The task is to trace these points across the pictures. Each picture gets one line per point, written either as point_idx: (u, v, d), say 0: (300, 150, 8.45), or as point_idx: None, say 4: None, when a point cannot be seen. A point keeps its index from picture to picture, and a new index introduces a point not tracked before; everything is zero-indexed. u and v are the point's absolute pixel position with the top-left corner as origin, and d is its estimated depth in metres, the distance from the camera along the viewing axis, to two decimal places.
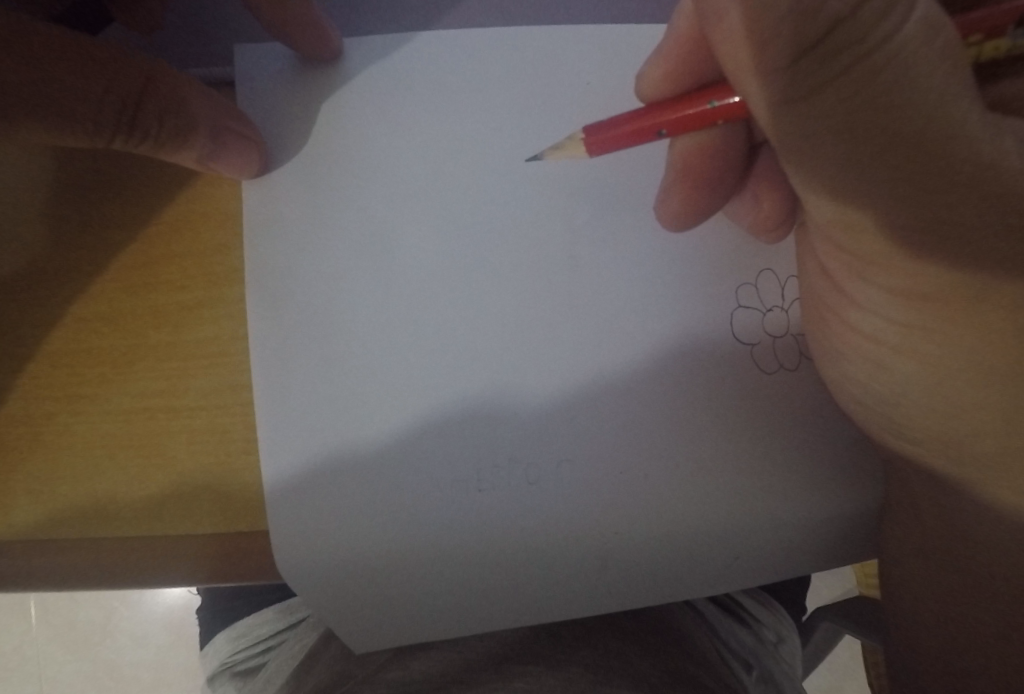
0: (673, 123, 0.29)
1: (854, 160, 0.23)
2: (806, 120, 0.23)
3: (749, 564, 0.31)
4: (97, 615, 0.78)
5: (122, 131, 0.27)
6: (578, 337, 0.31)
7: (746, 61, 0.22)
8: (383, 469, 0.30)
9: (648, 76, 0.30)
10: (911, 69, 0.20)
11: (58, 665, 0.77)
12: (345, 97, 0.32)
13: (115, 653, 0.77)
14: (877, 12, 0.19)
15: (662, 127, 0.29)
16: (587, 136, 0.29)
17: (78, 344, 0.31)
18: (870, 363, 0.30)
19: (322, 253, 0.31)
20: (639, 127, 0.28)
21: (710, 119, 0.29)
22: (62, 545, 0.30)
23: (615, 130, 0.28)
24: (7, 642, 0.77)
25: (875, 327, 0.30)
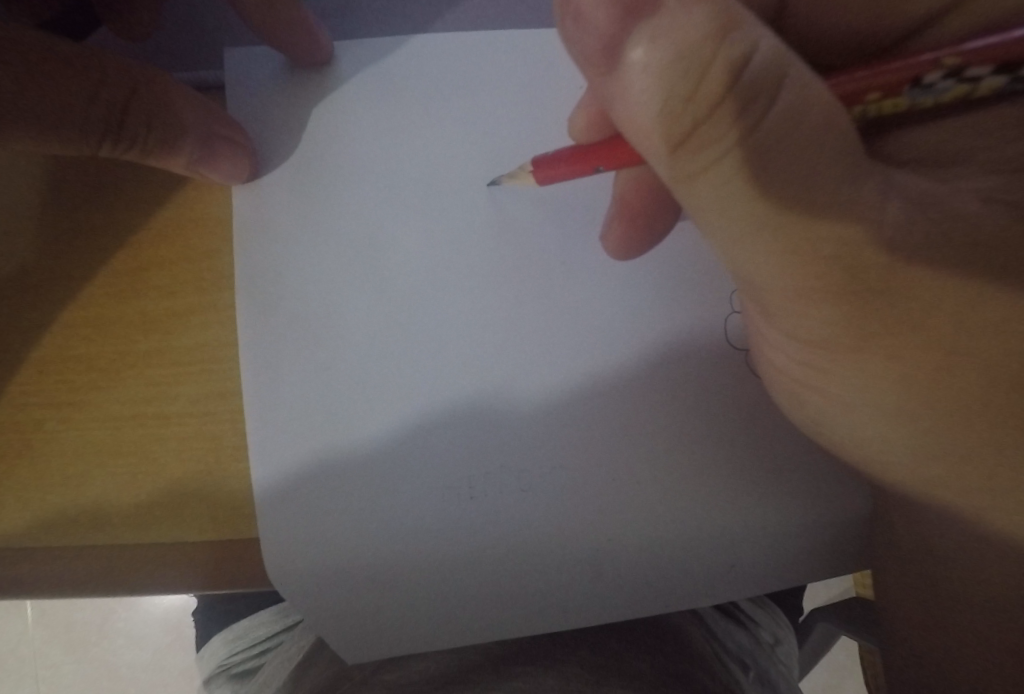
0: (612, 159, 0.28)
1: (748, 236, 0.22)
2: (698, 194, 0.22)
3: (742, 572, 0.31)
4: (94, 618, 0.77)
5: (109, 140, 0.27)
6: (571, 342, 0.31)
7: (638, 140, 0.22)
8: (371, 476, 0.30)
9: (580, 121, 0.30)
10: (794, 143, 0.20)
11: (57, 668, 0.76)
12: (335, 102, 0.32)
13: (114, 656, 0.76)
14: (745, 94, 0.19)
15: (600, 165, 0.28)
16: (534, 166, 0.29)
17: (67, 350, 0.31)
18: (801, 412, 0.29)
19: (312, 258, 0.31)
20: (577, 165, 0.29)
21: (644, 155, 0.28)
22: (51, 553, 0.30)
23: (558, 166, 0.29)
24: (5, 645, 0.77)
25: (790, 369, 0.28)
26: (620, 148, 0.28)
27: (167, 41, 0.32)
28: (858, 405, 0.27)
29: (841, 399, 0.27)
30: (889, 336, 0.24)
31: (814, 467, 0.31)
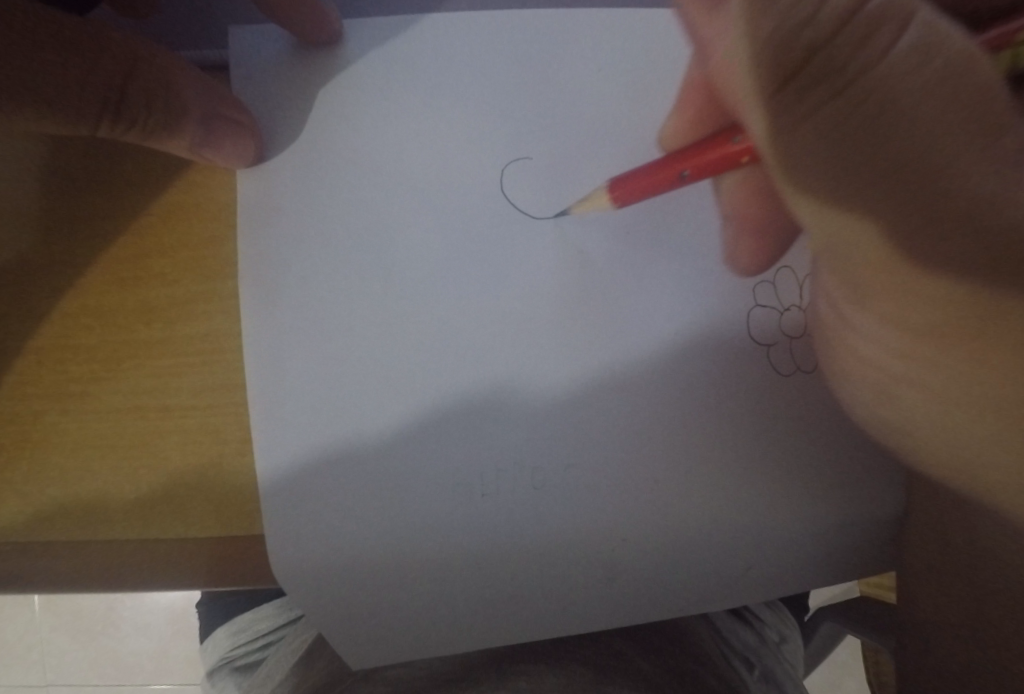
0: (699, 164, 0.29)
1: (842, 194, 0.21)
2: (795, 149, 0.21)
3: (762, 574, 0.30)
4: (100, 605, 0.77)
5: (107, 117, 0.26)
6: (590, 335, 0.30)
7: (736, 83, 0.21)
8: (381, 472, 0.29)
9: (668, 130, 0.31)
10: (905, 95, 0.18)
11: (64, 654, 0.76)
12: (345, 84, 0.31)
13: (119, 644, 0.76)
14: (860, 34, 0.17)
15: (685, 167, 0.29)
16: (611, 188, 0.29)
17: (66, 339, 0.30)
18: (880, 395, 0.28)
19: (320, 245, 0.30)
20: (658, 176, 0.29)
21: (736, 159, 0.29)
22: (49, 549, 0.29)
23: (636, 181, 0.29)
24: (12, 631, 0.77)
25: (877, 354, 0.27)
26: (708, 153, 0.28)
27: (170, 19, 0.31)
28: (940, 391, 0.25)
29: (923, 382, 0.26)
30: (984, 329, 0.22)
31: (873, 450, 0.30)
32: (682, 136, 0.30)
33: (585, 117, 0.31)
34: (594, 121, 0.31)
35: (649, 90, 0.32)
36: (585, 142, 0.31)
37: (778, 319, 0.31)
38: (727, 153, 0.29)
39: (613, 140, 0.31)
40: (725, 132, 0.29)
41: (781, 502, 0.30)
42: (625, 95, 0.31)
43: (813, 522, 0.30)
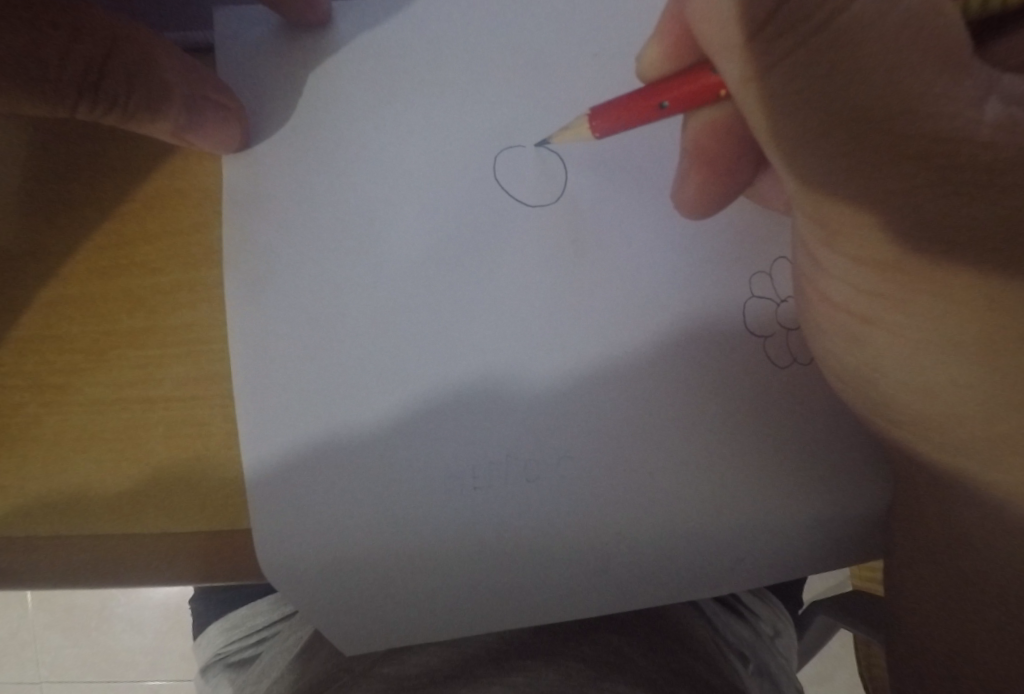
0: (676, 97, 0.28)
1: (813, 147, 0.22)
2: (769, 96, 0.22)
3: (756, 567, 0.30)
4: (94, 602, 0.76)
5: (87, 101, 0.25)
6: (583, 324, 0.29)
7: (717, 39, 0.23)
8: (369, 464, 0.28)
9: (647, 57, 0.28)
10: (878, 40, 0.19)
11: (59, 651, 0.76)
12: (334, 67, 0.30)
13: (115, 641, 0.75)
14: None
15: (664, 99, 0.28)
16: (592, 117, 0.28)
17: (47, 330, 0.29)
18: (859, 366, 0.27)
19: (308, 233, 0.29)
20: (635, 107, 0.28)
21: (713, 93, 0.28)
22: (32, 544, 0.28)
23: (613, 114, 0.28)
24: (6, 629, 0.76)
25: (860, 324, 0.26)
26: (687, 85, 0.28)
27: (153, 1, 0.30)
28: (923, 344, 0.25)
29: (897, 343, 0.26)
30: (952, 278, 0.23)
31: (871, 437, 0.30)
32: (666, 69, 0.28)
33: (578, 102, 0.30)
34: (587, 106, 0.30)
35: (645, 74, 0.31)
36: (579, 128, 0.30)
37: (776, 311, 0.31)
38: (705, 87, 0.28)
39: None
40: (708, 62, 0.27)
41: (775, 493, 0.29)
42: (620, 81, 0.31)
43: (808, 515, 0.30)
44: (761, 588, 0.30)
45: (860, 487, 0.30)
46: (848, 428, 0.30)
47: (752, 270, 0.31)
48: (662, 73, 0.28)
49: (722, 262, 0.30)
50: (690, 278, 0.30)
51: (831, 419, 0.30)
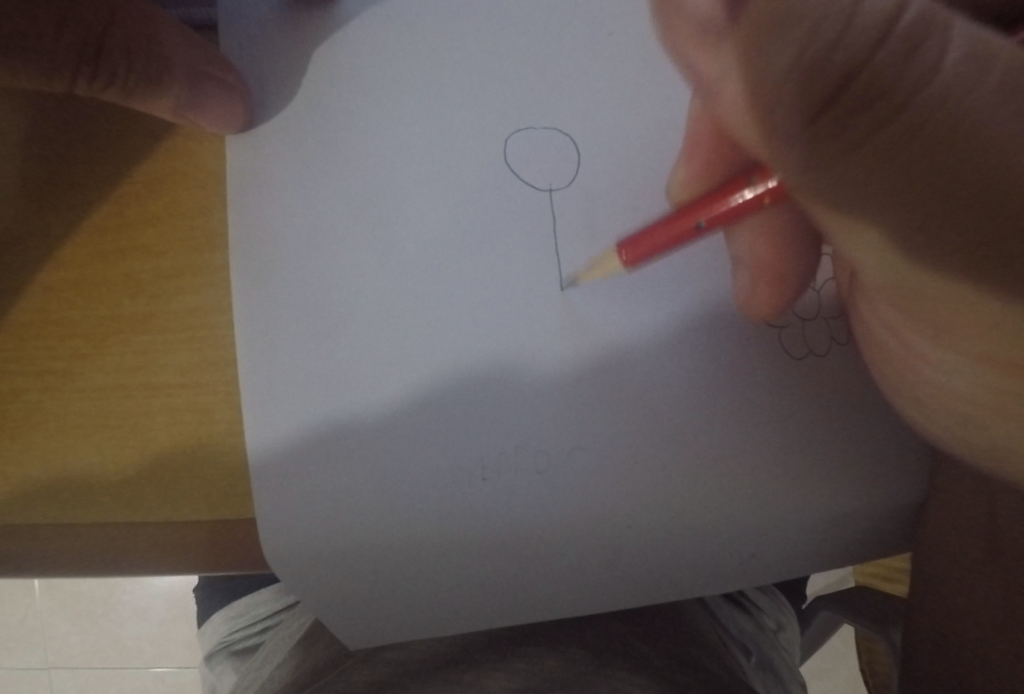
0: (711, 215, 0.27)
1: (881, 218, 0.18)
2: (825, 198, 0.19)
3: (771, 563, 0.29)
4: (101, 589, 0.76)
5: (85, 74, 0.24)
6: (596, 313, 0.28)
7: (759, 127, 0.18)
8: (374, 454, 0.27)
9: (677, 179, 0.28)
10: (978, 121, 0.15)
11: (65, 638, 0.76)
12: (340, 45, 0.29)
13: (120, 628, 0.75)
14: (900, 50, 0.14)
15: (700, 217, 0.27)
16: (624, 251, 0.27)
17: (47, 314, 0.28)
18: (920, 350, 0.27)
19: (313, 216, 0.28)
20: (673, 230, 0.27)
21: (755, 204, 0.27)
22: (34, 530, 0.28)
23: (648, 238, 0.27)
24: (14, 615, 0.77)
25: (951, 386, 0.26)
26: (722, 203, 0.27)
27: None
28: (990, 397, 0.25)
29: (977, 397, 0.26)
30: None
31: (890, 430, 0.29)
32: (692, 186, 0.27)
33: (590, 85, 0.29)
34: (600, 88, 0.29)
35: (661, 53, 0.30)
36: (592, 109, 0.29)
37: (793, 300, 0.30)
38: (740, 199, 0.27)
39: (622, 107, 0.29)
40: (738, 176, 0.27)
41: (791, 487, 0.29)
42: (634, 63, 0.30)
43: (825, 510, 0.29)
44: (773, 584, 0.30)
45: (879, 482, 0.29)
46: (864, 421, 0.29)
47: None
48: (692, 193, 0.28)
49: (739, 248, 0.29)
50: (706, 267, 0.29)
51: (849, 412, 0.29)
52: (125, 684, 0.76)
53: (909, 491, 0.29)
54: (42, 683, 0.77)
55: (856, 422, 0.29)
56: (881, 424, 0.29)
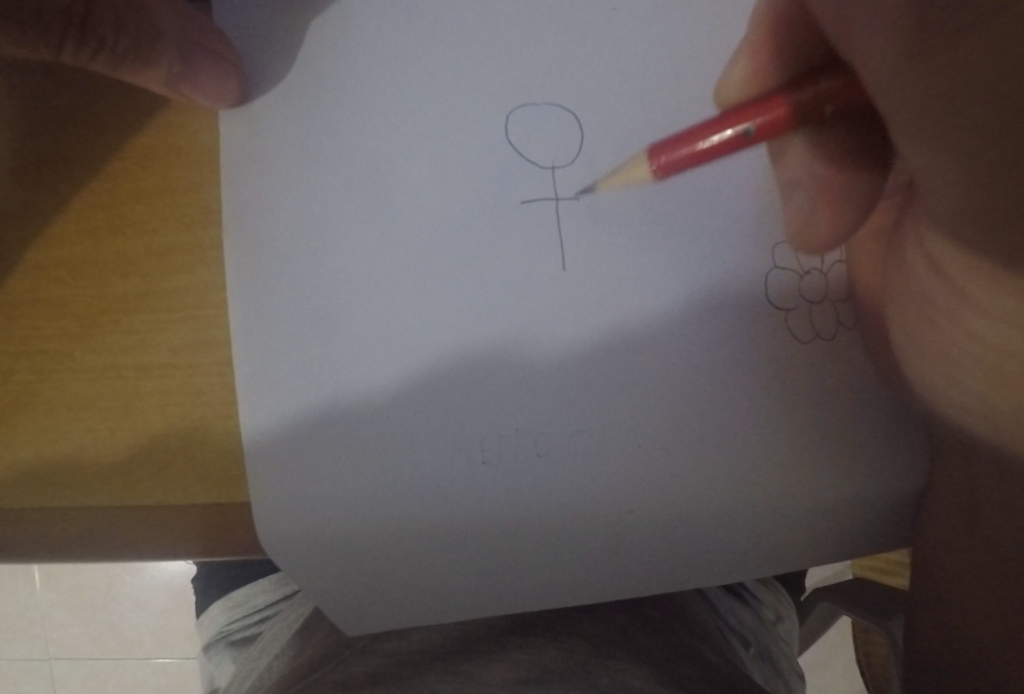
0: (766, 123, 0.26)
1: (921, 139, 0.19)
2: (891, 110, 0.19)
3: (774, 550, 0.29)
4: (100, 581, 0.76)
5: (71, 42, 0.23)
6: (600, 293, 0.28)
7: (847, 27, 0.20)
8: (372, 436, 0.27)
9: (731, 76, 0.27)
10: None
11: (66, 629, 0.76)
12: (337, 18, 0.28)
13: (120, 618, 0.75)
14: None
15: (750, 123, 0.27)
16: (657, 154, 0.27)
17: (37, 293, 0.28)
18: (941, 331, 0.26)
19: (310, 193, 0.27)
20: (715, 139, 0.27)
21: (814, 111, 0.26)
22: (25, 514, 0.27)
23: (683, 143, 0.27)
24: (14, 606, 0.76)
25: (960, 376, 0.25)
26: (779, 110, 0.26)
27: None
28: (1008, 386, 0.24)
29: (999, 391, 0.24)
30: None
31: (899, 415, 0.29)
32: (749, 86, 0.27)
33: (594, 60, 0.29)
34: (603, 62, 0.29)
35: (667, 27, 0.29)
36: (596, 84, 0.28)
37: (798, 282, 0.29)
38: (800, 106, 0.26)
39: (627, 82, 0.29)
40: (798, 82, 0.26)
41: (797, 472, 0.28)
42: (638, 38, 0.29)
43: (830, 495, 0.28)
44: (778, 570, 0.29)
45: (887, 468, 0.29)
46: (872, 406, 0.29)
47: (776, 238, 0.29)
48: (746, 93, 0.27)
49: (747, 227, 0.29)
50: (711, 248, 0.29)
51: (855, 396, 0.29)
52: (125, 675, 0.75)
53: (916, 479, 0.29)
54: (42, 675, 0.76)
55: (863, 407, 0.29)
56: (889, 410, 0.29)
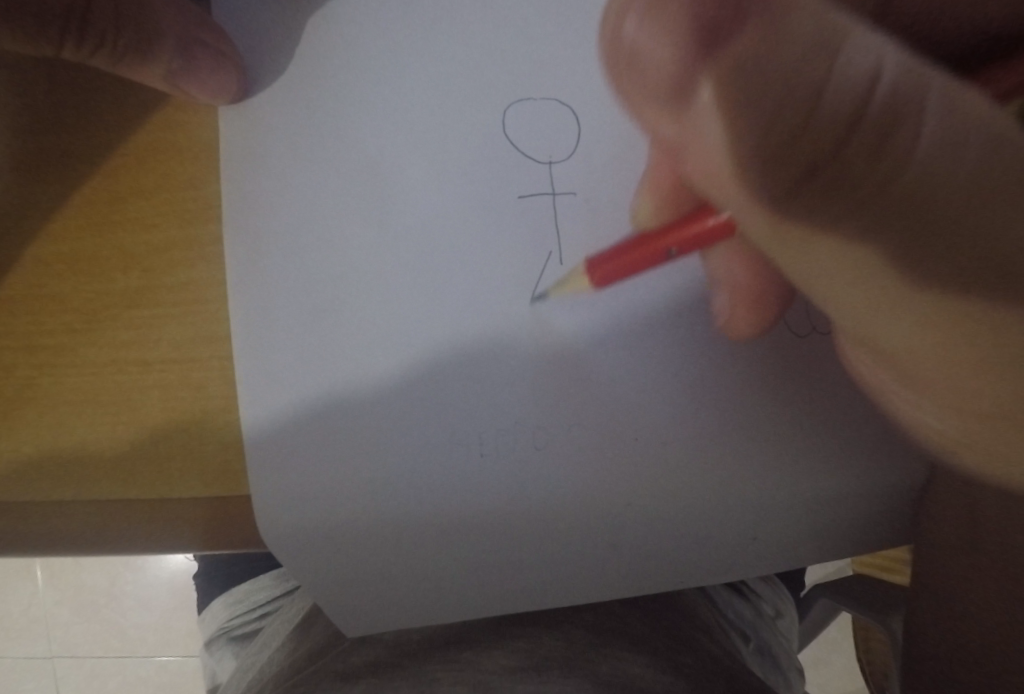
0: (683, 242, 0.26)
1: (847, 224, 0.18)
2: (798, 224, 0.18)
3: (770, 543, 0.29)
4: (102, 580, 0.76)
5: (71, 36, 0.24)
6: (596, 288, 0.28)
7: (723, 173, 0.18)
8: (370, 431, 0.27)
9: (641, 208, 0.28)
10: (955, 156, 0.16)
11: (68, 627, 0.76)
12: (335, 14, 0.28)
13: (121, 617, 0.75)
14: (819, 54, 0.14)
15: (670, 245, 0.26)
16: (588, 267, 0.27)
17: (38, 289, 0.28)
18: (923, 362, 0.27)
19: (308, 188, 0.28)
20: (639, 254, 0.26)
21: (723, 232, 0.26)
22: (27, 508, 0.28)
23: (614, 259, 0.26)
24: (16, 605, 0.77)
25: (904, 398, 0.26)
26: (692, 227, 0.26)
27: None
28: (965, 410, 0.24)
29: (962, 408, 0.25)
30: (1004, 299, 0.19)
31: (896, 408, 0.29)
32: (663, 215, 0.27)
33: (591, 55, 0.29)
34: (600, 57, 0.29)
35: None
36: (593, 79, 0.29)
37: None
38: (707, 226, 0.26)
39: None
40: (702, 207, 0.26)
41: (793, 466, 0.28)
42: None
43: (827, 488, 0.28)
44: (774, 563, 0.29)
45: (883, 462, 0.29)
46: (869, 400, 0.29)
47: None
48: (660, 221, 0.27)
49: None
50: (707, 243, 0.29)
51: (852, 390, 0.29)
52: (127, 673, 0.76)
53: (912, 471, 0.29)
54: (44, 673, 0.77)
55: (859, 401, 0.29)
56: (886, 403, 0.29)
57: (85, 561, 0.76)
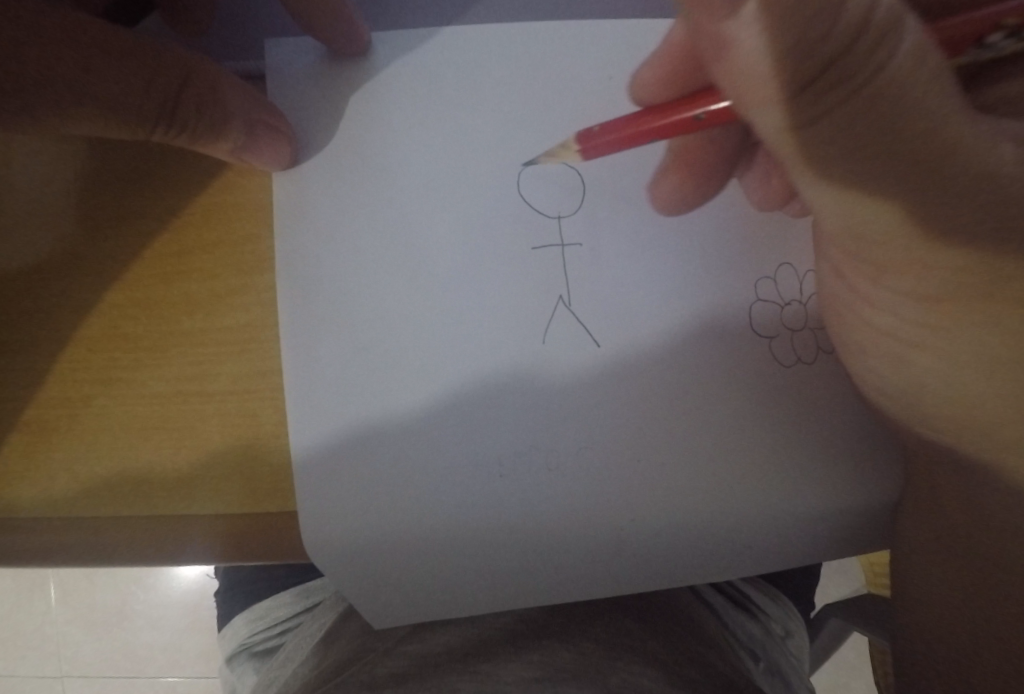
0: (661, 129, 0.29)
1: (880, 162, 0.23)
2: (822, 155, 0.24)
3: (758, 554, 0.32)
4: (113, 600, 0.79)
5: (163, 122, 0.29)
6: (604, 326, 0.32)
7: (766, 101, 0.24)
8: (403, 452, 0.31)
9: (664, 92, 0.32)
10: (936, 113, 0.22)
11: (78, 646, 0.79)
12: (374, 91, 0.33)
13: (133, 635, 0.79)
14: (873, 44, 0.20)
15: (653, 133, 0.29)
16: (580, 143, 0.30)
17: (115, 329, 0.32)
18: (886, 357, 0.31)
19: (353, 240, 0.32)
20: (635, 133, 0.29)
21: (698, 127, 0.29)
22: (96, 523, 0.31)
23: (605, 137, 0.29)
24: (29, 624, 0.80)
25: (889, 324, 0.31)
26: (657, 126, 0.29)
27: (204, 34, 0.33)
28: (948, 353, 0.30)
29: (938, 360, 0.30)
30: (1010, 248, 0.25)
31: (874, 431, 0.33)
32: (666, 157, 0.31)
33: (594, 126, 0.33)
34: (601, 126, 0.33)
35: None
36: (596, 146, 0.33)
37: (779, 314, 0.33)
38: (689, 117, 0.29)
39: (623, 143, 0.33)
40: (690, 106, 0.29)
41: (780, 482, 0.32)
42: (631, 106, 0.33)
43: (809, 503, 0.32)
44: (765, 573, 0.33)
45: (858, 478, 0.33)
46: (847, 423, 0.32)
47: (757, 275, 0.33)
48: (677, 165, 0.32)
49: (729, 266, 0.33)
50: (700, 286, 0.32)
51: (834, 417, 0.32)
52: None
53: (885, 487, 0.33)
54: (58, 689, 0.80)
55: (840, 426, 0.32)
56: (864, 428, 0.33)
57: (97, 580, 0.80)
